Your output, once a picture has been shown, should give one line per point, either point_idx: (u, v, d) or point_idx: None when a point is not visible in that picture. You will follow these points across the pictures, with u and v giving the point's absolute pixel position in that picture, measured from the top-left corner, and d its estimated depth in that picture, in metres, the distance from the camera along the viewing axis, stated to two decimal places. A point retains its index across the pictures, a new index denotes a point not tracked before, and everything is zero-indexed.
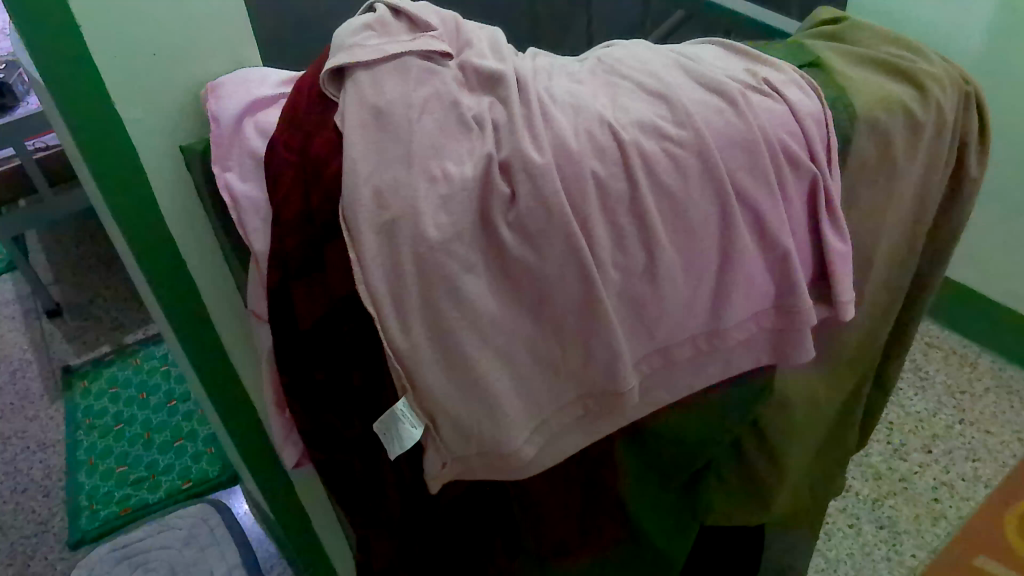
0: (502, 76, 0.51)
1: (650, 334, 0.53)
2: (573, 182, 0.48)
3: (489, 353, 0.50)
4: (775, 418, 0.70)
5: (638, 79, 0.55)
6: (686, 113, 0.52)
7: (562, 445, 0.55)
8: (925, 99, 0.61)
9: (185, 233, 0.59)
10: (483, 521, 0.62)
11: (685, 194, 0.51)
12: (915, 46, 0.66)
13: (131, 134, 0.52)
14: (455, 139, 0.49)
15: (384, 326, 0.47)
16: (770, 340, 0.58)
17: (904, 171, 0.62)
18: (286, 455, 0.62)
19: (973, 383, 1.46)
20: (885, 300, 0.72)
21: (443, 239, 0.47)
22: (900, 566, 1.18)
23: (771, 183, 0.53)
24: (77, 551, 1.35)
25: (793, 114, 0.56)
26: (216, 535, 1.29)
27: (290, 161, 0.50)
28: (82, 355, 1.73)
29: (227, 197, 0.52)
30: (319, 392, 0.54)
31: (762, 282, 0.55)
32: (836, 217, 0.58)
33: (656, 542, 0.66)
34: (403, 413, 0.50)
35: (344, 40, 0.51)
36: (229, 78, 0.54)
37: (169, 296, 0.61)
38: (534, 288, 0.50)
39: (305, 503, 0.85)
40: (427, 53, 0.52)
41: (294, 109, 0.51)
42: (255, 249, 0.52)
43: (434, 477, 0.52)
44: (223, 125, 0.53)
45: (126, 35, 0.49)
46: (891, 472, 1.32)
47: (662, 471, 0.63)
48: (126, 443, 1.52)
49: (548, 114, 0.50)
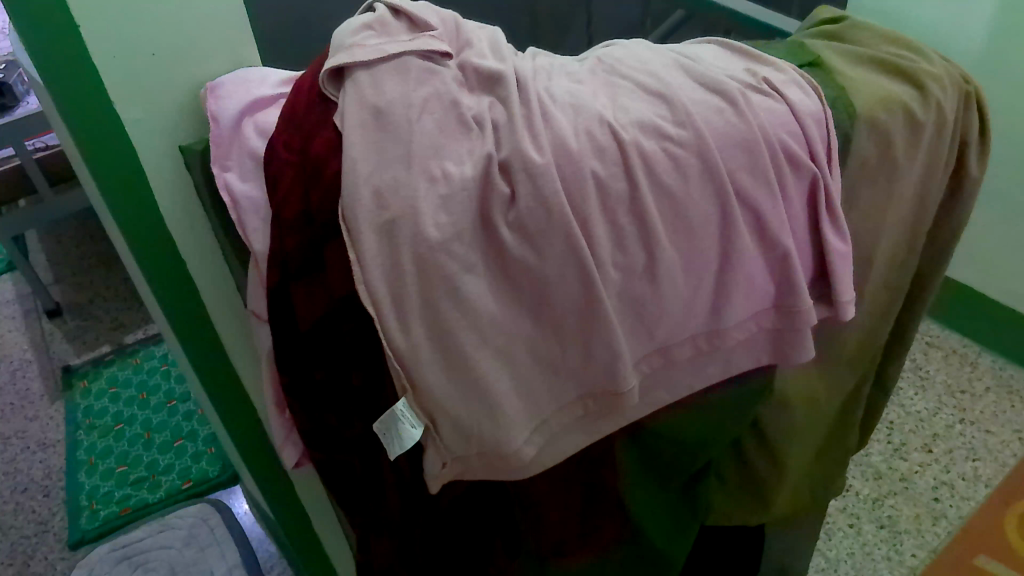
0: (501, 76, 0.51)
1: (650, 334, 0.53)
2: (573, 182, 0.48)
3: (489, 353, 0.50)
4: (775, 417, 0.70)
5: (638, 79, 0.55)
6: (686, 112, 0.52)
7: (563, 445, 0.55)
8: (925, 98, 0.61)
9: (184, 233, 0.59)
10: (483, 521, 0.62)
11: (685, 194, 0.51)
12: (915, 46, 0.66)
13: (131, 134, 0.52)
14: (455, 139, 0.49)
15: (384, 326, 0.47)
16: (770, 340, 0.58)
17: (905, 170, 0.62)
18: (286, 455, 0.62)
19: (974, 382, 1.46)
20: (886, 300, 0.72)
21: (443, 239, 0.47)
22: (900, 566, 1.18)
23: (771, 183, 0.53)
24: (77, 551, 1.35)
25: (793, 113, 0.56)
26: (216, 535, 1.29)
27: (289, 161, 0.49)
28: (82, 355, 1.73)
29: (227, 197, 0.52)
30: (319, 391, 0.54)
31: (762, 282, 0.55)
32: (836, 217, 0.58)
33: (656, 542, 0.66)
34: (403, 413, 0.49)
35: (343, 39, 0.51)
36: (229, 78, 0.54)
37: (169, 296, 0.61)
38: (534, 288, 0.49)
39: (305, 503, 0.85)
40: (427, 52, 0.52)
41: (293, 109, 0.51)
42: (255, 249, 0.52)
43: (434, 477, 0.52)
44: (223, 124, 0.53)
45: (125, 36, 0.49)
46: (892, 472, 1.32)
47: (662, 471, 0.63)
48: (126, 443, 1.52)
49: (548, 114, 0.50)
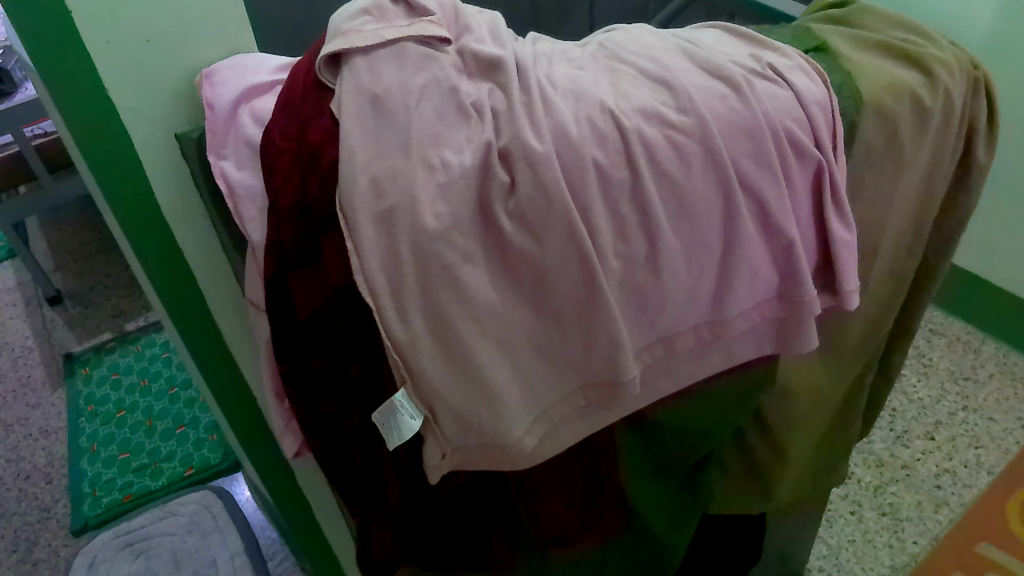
0: (502, 62, 0.51)
1: (651, 324, 0.53)
2: (573, 170, 0.48)
3: (489, 344, 0.49)
4: (776, 406, 0.70)
5: (640, 65, 0.54)
6: (688, 98, 0.51)
7: (563, 436, 0.55)
8: (933, 84, 0.60)
9: (180, 222, 0.58)
10: (483, 512, 0.62)
11: (687, 181, 0.50)
12: (924, 30, 0.65)
13: (126, 123, 0.51)
14: (454, 127, 0.48)
15: (382, 318, 0.47)
16: (773, 329, 0.58)
17: (911, 158, 0.61)
18: (285, 445, 0.62)
19: (977, 369, 1.45)
20: (890, 289, 0.71)
21: (442, 228, 0.46)
22: (902, 553, 1.17)
23: (775, 170, 0.52)
24: (80, 538, 1.36)
25: (798, 99, 0.55)
26: (218, 522, 1.29)
27: (286, 149, 0.49)
28: (83, 343, 1.73)
29: (223, 186, 0.52)
30: (319, 381, 0.54)
31: (765, 272, 0.55)
32: (841, 205, 0.57)
33: (657, 531, 0.66)
34: (403, 404, 0.49)
35: (340, 25, 0.50)
36: (226, 64, 0.53)
37: (166, 285, 0.61)
38: (534, 278, 0.49)
39: (304, 491, 0.84)
40: (425, 38, 0.51)
41: (289, 98, 0.50)
42: (252, 239, 0.51)
43: (434, 468, 0.52)
44: (219, 112, 0.52)
45: (118, 21, 0.48)
46: (894, 459, 1.31)
47: (666, 461, 0.63)
48: (127, 431, 1.53)
49: (549, 100, 0.49)
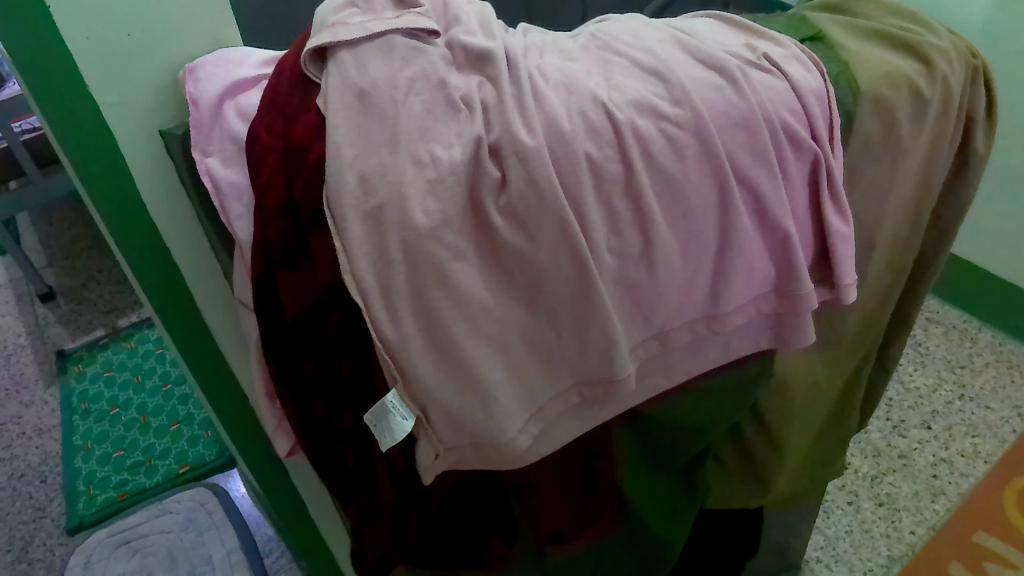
0: (491, 56, 0.50)
1: (647, 319, 0.52)
2: (565, 164, 0.47)
3: (482, 342, 0.48)
4: (773, 400, 0.69)
5: (632, 55, 0.53)
6: (682, 90, 0.50)
7: (558, 434, 0.54)
8: (930, 73, 0.59)
9: (167, 220, 0.57)
10: (478, 510, 0.61)
11: (683, 174, 0.49)
12: (922, 18, 0.64)
13: (109, 119, 0.50)
14: (443, 122, 0.47)
15: (372, 319, 0.46)
16: (770, 322, 0.57)
17: (909, 148, 0.60)
18: (279, 445, 0.62)
19: (974, 358, 1.45)
20: (888, 281, 0.70)
21: (432, 225, 0.45)
22: (899, 543, 1.17)
23: (770, 162, 0.51)
24: (75, 537, 1.35)
25: (793, 89, 0.54)
26: (214, 519, 1.28)
27: (272, 146, 0.48)
28: (76, 339, 1.72)
29: (209, 183, 0.51)
30: (309, 381, 0.53)
31: (762, 265, 0.54)
32: (837, 197, 0.56)
33: (652, 525, 0.66)
34: (394, 405, 0.48)
35: (326, 17, 0.49)
36: (210, 58, 0.52)
37: (152, 283, 0.60)
38: (527, 274, 0.48)
39: (298, 489, 0.83)
40: (412, 31, 0.50)
41: (274, 92, 0.49)
42: (239, 238, 0.51)
43: (427, 468, 0.51)
44: (203, 108, 0.51)
45: (98, 16, 0.47)
46: (891, 449, 1.31)
47: (661, 457, 0.62)
48: (121, 427, 1.52)
49: (539, 93, 0.48)
